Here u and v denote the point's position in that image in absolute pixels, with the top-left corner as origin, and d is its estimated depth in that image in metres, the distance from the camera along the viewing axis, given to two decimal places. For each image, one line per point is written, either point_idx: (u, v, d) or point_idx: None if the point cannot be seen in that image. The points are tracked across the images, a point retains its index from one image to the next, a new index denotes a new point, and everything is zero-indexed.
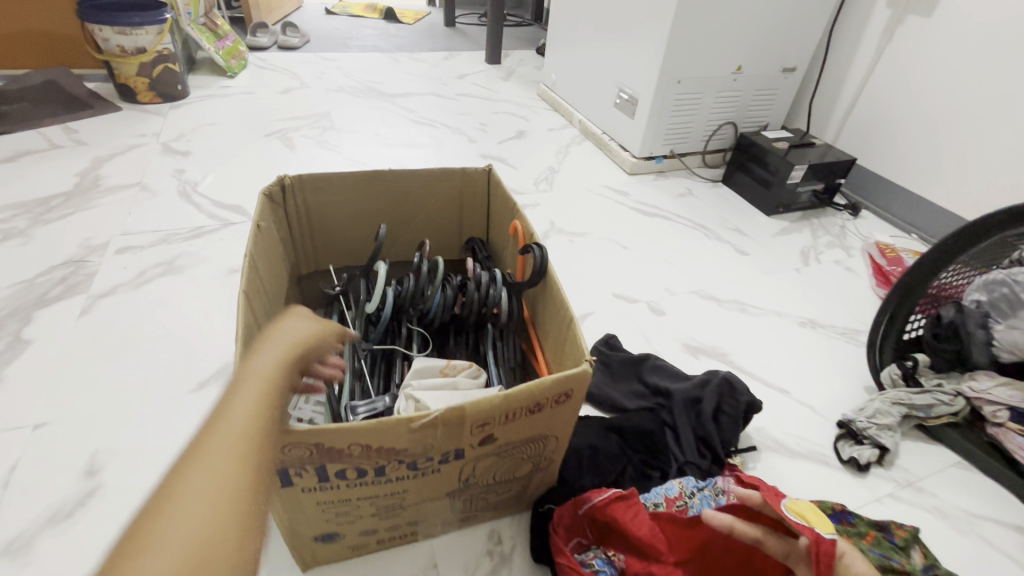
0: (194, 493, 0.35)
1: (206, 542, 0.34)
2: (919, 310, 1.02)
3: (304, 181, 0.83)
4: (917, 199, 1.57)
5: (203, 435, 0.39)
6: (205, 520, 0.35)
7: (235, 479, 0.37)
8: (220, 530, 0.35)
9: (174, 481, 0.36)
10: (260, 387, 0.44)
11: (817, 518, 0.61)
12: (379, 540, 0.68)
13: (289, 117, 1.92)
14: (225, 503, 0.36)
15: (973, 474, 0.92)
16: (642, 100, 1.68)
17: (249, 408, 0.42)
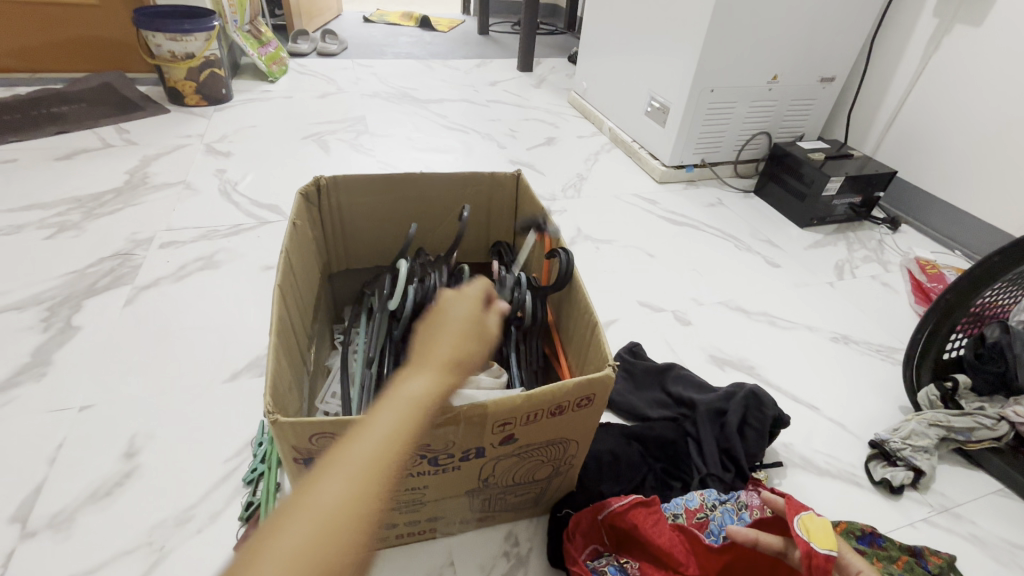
0: (328, 497, 0.38)
1: (324, 545, 0.36)
2: (961, 329, 0.98)
3: (339, 183, 0.86)
4: (962, 214, 1.51)
5: (352, 436, 0.43)
6: (328, 526, 0.37)
7: (364, 492, 0.40)
8: (337, 539, 0.37)
9: (308, 480, 0.39)
10: (411, 399, 0.46)
11: (825, 534, 0.59)
12: (398, 534, 0.69)
13: (325, 121, 1.98)
14: (350, 515, 0.38)
15: (1016, 503, 0.87)
16: (673, 109, 1.67)
17: (395, 417, 0.44)
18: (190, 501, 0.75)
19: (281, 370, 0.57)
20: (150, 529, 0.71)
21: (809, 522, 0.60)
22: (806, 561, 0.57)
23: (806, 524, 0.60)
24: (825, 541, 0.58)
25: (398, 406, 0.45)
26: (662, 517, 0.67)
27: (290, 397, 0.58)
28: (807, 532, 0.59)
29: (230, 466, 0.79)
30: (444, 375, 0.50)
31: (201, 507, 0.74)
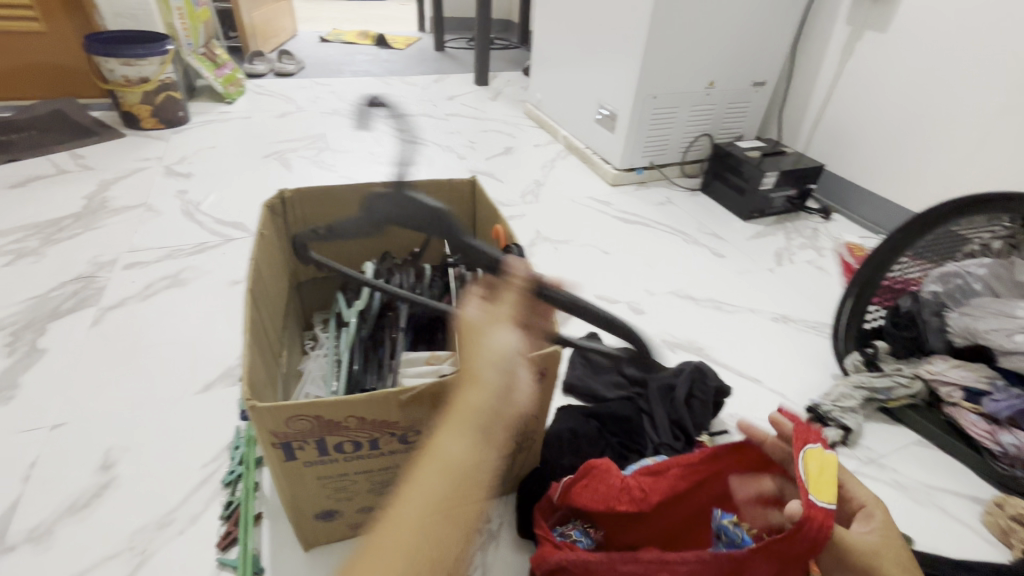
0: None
1: None
2: (879, 301, 1.11)
3: (303, 195, 0.91)
4: (884, 201, 1.66)
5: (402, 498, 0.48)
6: None
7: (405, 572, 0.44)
8: None
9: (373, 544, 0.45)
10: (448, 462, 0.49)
11: (829, 486, 0.56)
12: (376, 519, 0.74)
13: (286, 139, 2.01)
14: None
15: (934, 451, 0.98)
16: (621, 116, 1.77)
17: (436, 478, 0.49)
18: (170, 506, 0.77)
19: (256, 364, 0.61)
20: (132, 535, 0.74)
21: (812, 465, 0.59)
22: (805, 511, 0.54)
23: (813, 472, 0.58)
24: (829, 494, 0.56)
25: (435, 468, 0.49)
26: (611, 477, 0.71)
27: (264, 390, 0.62)
28: (812, 481, 0.57)
29: (208, 471, 0.82)
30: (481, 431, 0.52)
31: (182, 511, 0.77)
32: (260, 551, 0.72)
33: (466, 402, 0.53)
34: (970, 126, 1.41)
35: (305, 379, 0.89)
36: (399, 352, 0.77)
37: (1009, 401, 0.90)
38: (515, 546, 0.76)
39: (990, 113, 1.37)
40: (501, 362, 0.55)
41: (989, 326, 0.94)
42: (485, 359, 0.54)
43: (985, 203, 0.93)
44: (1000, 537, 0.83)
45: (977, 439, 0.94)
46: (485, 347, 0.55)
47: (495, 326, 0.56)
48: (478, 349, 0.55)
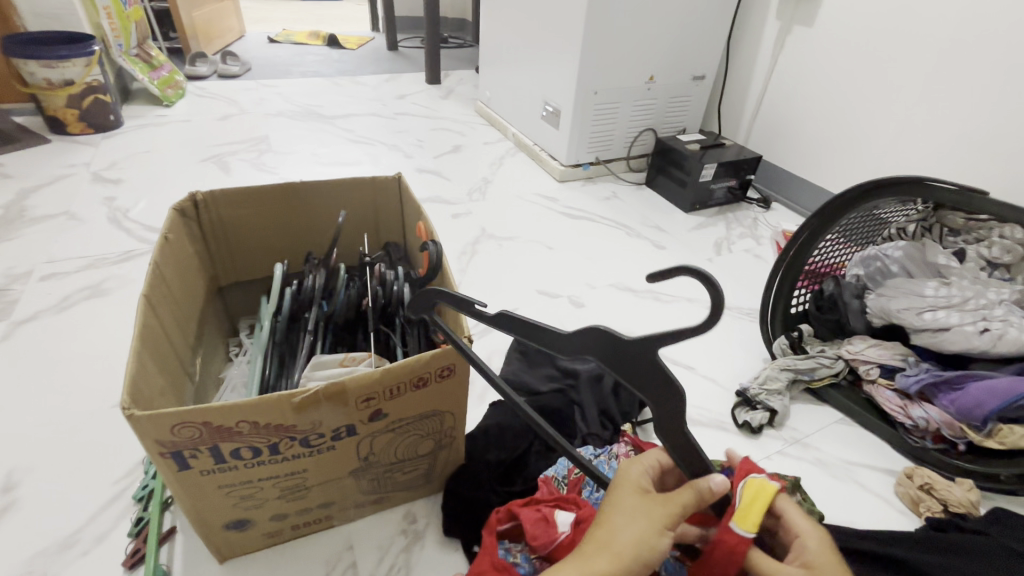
0: None
1: None
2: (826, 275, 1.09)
3: (216, 197, 0.88)
4: (816, 189, 1.71)
5: None
6: None
7: None
8: None
9: None
10: None
11: (755, 510, 0.49)
12: (294, 526, 0.72)
13: (226, 142, 1.95)
14: None
15: (855, 428, 1.02)
16: (564, 112, 1.78)
17: None
18: (76, 526, 0.74)
19: (147, 372, 0.59)
20: (30, 559, 0.70)
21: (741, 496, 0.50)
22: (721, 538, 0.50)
23: (738, 495, 0.50)
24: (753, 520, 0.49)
25: None
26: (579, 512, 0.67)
27: (157, 398, 0.60)
28: (733, 504, 0.50)
29: (120, 487, 0.78)
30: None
31: (89, 530, 0.73)
32: (171, 568, 0.69)
33: (590, 551, 0.45)
34: (889, 115, 1.47)
35: (224, 387, 0.86)
36: (314, 354, 0.76)
37: (920, 376, 0.95)
38: (439, 545, 0.75)
39: (906, 102, 1.42)
40: (647, 554, 0.44)
41: (900, 305, 1.00)
42: (627, 538, 0.45)
43: (886, 186, 0.97)
44: (911, 506, 0.87)
45: (891, 414, 0.98)
46: (632, 523, 0.46)
47: (648, 497, 0.47)
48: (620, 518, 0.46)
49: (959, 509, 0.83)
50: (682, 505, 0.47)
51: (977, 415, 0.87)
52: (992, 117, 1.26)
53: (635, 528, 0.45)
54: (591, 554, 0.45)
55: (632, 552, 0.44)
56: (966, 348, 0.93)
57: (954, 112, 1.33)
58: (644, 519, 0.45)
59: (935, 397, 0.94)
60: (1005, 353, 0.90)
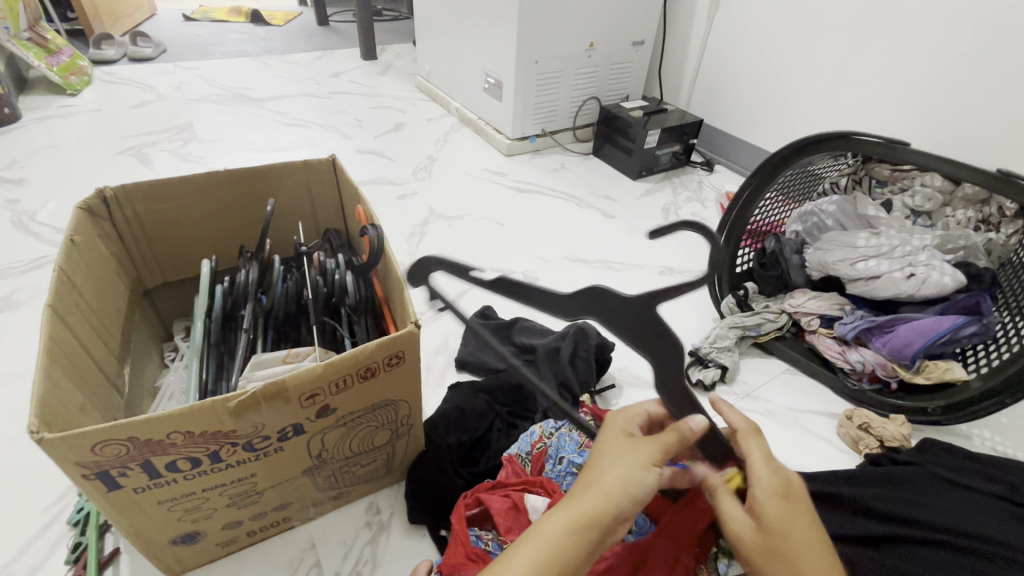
0: None
1: None
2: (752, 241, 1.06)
3: (129, 191, 0.80)
4: (755, 150, 1.75)
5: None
6: None
7: None
8: None
9: None
10: (546, 548, 0.43)
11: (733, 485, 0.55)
12: (249, 532, 0.69)
13: (144, 131, 1.80)
14: None
15: (800, 377, 1.07)
16: (506, 84, 1.74)
17: (530, 562, 0.42)
18: (4, 560, 0.68)
19: (60, 389, 0.54)
20: None
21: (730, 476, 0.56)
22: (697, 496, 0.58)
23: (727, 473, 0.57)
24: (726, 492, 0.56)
25: (529, 546, 0.43)
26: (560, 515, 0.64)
27: (75, 417, 0.55)
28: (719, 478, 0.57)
29: (52, 514, 0.72)
30: (594, 525, 0.44)
31: (18, 563, 0.68)
32: None
33: (584, 490, 0.45)
34: (820, 73, 1.50)
35: (161, 395, 0.81)
36: (251, 354, 0.71)
37: (856, 323, 1.01)
38: (406, 533, 0.74)
39: (835, 60, 1.46)
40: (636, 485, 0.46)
41: (837, 257, 1.06)
42: (616, 475, 0.45)
43: (799, 151, 1.02)
44: (851, 445, 0.93)
45: (832, 360, 1.04)
46: (619, 462, 0.46)
47: (636, 440, 0.48)
48: (609, 458, 0.47)
49: (893, 444, 0.89)
50: (666, 445, 0.49)
51: (907, 354, 0.94)
52: (912, 74, 1.32)
53: (624, 464, 0.46)
54: (582, 492, 0.45)
55: (625, 487, 0.45)
56: (896, 293, 0.98)
57: (879, 67, 1.38)
58: (631, 458, 0.47)
59: (869, 341, 1.00)
60: (930, 296, 0.96)
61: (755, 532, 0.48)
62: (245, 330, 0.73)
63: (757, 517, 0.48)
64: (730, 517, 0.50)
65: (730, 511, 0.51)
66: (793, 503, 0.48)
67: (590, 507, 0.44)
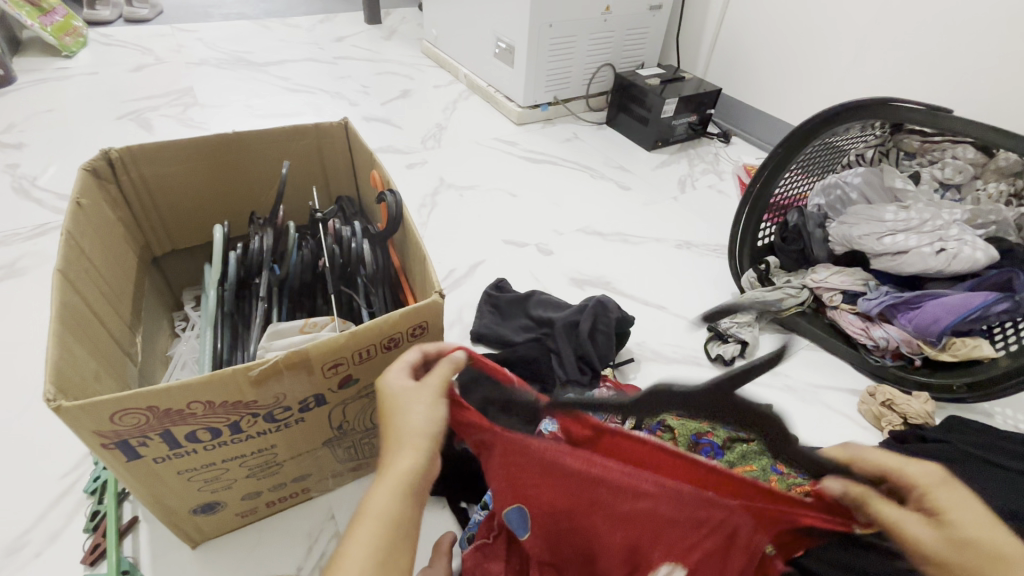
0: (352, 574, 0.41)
1: None
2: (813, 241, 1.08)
3: (134, 153, 0.77)
4: (774, 121, 1.70)
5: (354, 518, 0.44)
6: None
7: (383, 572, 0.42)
8: None
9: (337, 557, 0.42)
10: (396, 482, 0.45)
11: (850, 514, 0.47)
12: (269, 502, 0.68)
13: (144, 96, 1.74)
14: None
15: (819, 354, 1.06)
16: (518, 49, 1.67)
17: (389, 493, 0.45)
18: (23, 528, 0.67)
19: (73, 356, 0.52)
20: None
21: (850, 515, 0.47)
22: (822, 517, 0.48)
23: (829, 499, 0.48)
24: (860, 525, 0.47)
25: (384, 488, 0.45)
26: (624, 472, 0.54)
27: (90, 385, 0.53)
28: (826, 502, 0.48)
29: (69, 482, 0.72)
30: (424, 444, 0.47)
31: (38, 530, 0.67)
32: (138, 560, 0.65)
33: (396, 429, 0.47)
34: (847, 39, 1.43)
35: (173, 364, 0.79)
36: (269, 325, 0.69)
37: (881, 299, 0.99)
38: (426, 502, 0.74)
39: (863, 26, 1.39)
40: (385, 538, 0.43)
41: (862, 232, 1.03)
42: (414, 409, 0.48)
43: (831, 120, 0.97)
44: (873, 422, 0.92)
45: (854, 337, 1.02)
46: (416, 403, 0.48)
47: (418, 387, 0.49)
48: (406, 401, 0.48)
49: (918, 421, 0.87)
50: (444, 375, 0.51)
51: (933, 331, 0.91)
52: (946, 40, 1.25)
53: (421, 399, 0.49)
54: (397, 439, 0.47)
55: (430, 413, 0.48)
56: (923, 269, 0.95)
57: (910, 32, 1.31)
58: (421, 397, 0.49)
59: (894, 318, 0.97)
60: (959, 271, 0.93)
61: (941, 534, 0.42)
62: (261, 299, 0.71)
63: (935, 516, 0.43)
64: (900, 522, 0.43)
65: (891, 518, 0.43)
66: (962, 494, 0.43)
67: (419, 437, 0.47)
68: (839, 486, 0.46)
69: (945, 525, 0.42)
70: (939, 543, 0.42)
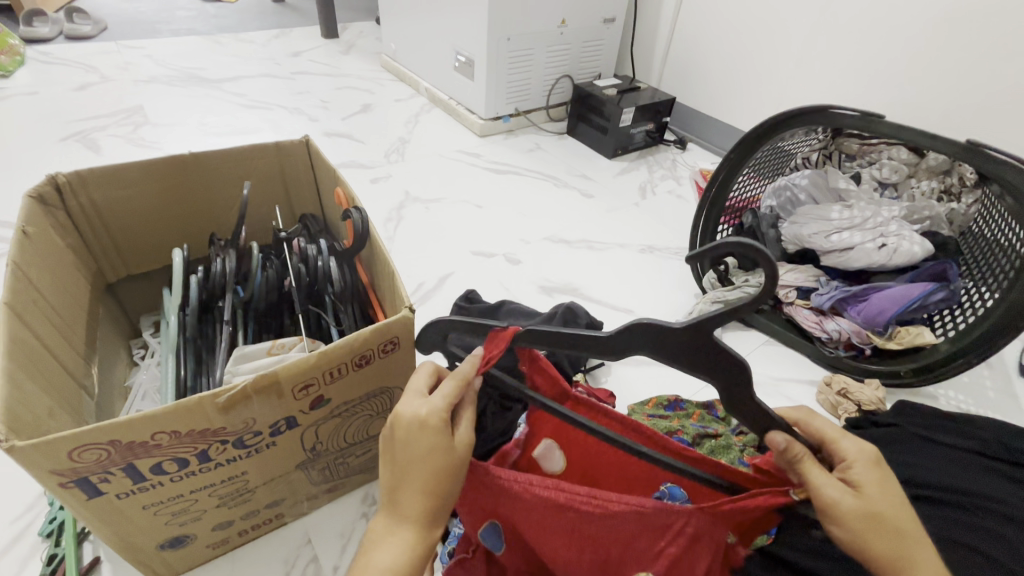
0: None
1: None
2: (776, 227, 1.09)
3: (84, 177, 0.74)
4: (727, 127, 1.77)
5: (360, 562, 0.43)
6: None
7: None
8: None
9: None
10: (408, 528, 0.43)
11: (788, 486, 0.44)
12: (242, 531, 0.66)
13: (90, 116, 1.67)
14: None
15: (779, 348, 1.11)
16: (478, 62, 1.70)
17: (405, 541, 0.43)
18: None
19: (25, 393, 0.49)
20: None
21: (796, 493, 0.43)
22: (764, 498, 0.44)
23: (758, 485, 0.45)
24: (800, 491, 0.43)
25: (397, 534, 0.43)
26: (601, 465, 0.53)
27: (44, 422, 0.51)
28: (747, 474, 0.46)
29: (21, 526, 0.68)
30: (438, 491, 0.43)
31: None
32: None
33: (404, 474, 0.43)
34: (789, 49, 1.52)
35: (133, 394, 0.76)
36: (234, 349, 0.68)
37: (831, 293, 1.05)
38: None
39: (803, 37, 1.47)
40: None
41: (811, 230, 1.08)
42: (418, 448, 0.42)
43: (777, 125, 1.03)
44: (830, 410, 0.97)
45: (809, 330, 1.06)
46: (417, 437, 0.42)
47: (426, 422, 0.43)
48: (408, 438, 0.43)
49: (869, 408, 0.93)
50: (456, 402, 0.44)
51: (880, 321, 0.98)
52: (878, 48, 1.34)
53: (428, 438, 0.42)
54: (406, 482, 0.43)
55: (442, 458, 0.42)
56: (868, 263, 1.01)
57: (845, 42, 1.39)
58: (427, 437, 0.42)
59: (845, 311, 1.03)
60: (901, 264, 0.99)
61: (858, 502, 0.41)
62: (226, 322, 0.69)
63: (856, 487, 0.42)
64: (825, 487, 0.41)
65: (818, 482, 0.41)
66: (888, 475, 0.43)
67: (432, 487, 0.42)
68: (782, 437, 0.43)
69: (863, 496, 0.41)
70: (858, 512, 0.40)
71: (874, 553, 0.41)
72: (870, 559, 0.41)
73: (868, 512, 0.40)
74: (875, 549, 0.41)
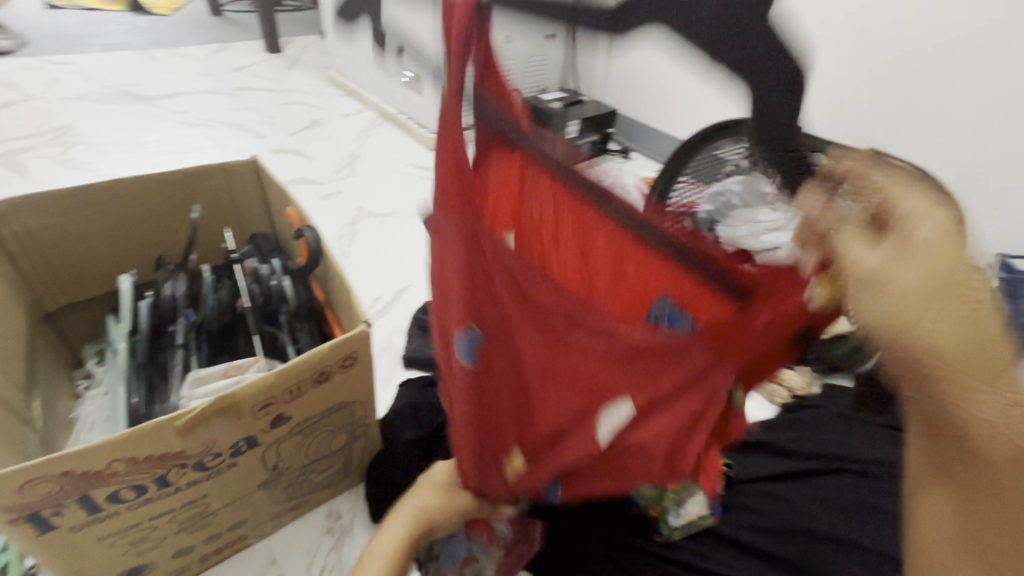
0: None
1: None
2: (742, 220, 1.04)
3: (18, 205, 0.73)
4: (667, 137, 1.87)
5: None
6: None
7: None
8: None
9: None
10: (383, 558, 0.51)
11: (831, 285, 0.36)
12: (204, 556, 0.66)
13: (15, 136, 1.59)
14: None
15: None
16: (426, 78, 1.73)
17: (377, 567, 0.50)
18: None
19: None
20: None
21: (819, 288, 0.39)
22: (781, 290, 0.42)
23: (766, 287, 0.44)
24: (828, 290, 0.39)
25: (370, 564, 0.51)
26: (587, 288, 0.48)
27: None
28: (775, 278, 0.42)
29: None
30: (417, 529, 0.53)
31: None
32: None
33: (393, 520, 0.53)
34: None
35: (80, 425, 0.74)
36: (189, 373, 0.68)
37: None
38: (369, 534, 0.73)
39: None
40: None
41: None
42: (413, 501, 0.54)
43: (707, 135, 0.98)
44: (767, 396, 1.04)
45: None
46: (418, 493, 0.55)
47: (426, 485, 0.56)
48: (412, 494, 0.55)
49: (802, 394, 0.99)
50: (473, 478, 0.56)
51: None
52: None
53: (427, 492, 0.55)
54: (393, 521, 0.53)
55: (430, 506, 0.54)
56: None
57: None
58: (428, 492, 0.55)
59: None
60: None
61: (905, 267, 0.28)
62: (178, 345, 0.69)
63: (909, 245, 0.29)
64: (857, 257, 0.30)
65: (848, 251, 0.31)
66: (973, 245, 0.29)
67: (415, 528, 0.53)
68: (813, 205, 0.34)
69: (910, 255, 0.28)
70: (891, 275, 0.29)
71: (922, 344, 0.28)
72: (916, 363, 0.28)
73: (935, 278, 0.27)
74: (928, 337, 0.27)
